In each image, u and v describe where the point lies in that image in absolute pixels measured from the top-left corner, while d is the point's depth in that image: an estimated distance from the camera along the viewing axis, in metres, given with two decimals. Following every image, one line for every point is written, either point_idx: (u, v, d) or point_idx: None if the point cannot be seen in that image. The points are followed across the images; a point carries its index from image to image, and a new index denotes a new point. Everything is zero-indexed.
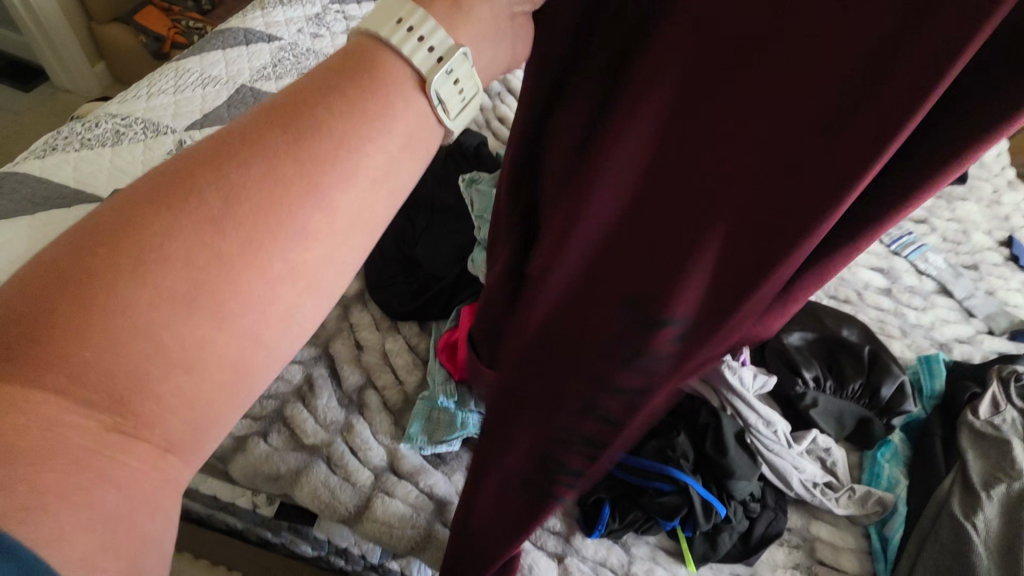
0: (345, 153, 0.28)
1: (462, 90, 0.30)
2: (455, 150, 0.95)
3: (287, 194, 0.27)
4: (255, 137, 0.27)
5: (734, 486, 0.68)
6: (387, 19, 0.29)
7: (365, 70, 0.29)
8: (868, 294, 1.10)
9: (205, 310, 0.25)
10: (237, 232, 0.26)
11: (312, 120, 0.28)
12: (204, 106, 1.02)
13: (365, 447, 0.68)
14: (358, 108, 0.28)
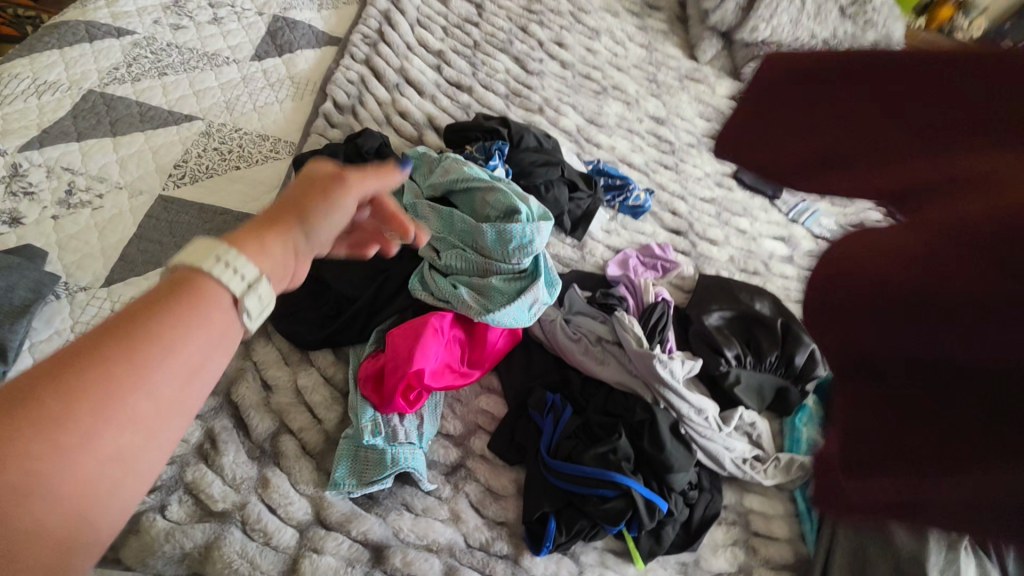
0: (164, 362, 0.28)
1: (265, 304, 0.34)
2: (354, 154, 0.87)
3: (91, 404, 0.25)
4: (82, 346, 0.27)
5: (673, 480, 0.69)
6: (206, 252, 0.33)
7: (178, 292, 0.31)
8: (774, 263, 1.15)
9: (12, 507, 0.23)
10: (32, 453, 0.24)
11: (127, 335, 0.28)
12: (42, 119, 0.86)
13: (285, 502, 0.62)
14: (185, 321, 0.30)
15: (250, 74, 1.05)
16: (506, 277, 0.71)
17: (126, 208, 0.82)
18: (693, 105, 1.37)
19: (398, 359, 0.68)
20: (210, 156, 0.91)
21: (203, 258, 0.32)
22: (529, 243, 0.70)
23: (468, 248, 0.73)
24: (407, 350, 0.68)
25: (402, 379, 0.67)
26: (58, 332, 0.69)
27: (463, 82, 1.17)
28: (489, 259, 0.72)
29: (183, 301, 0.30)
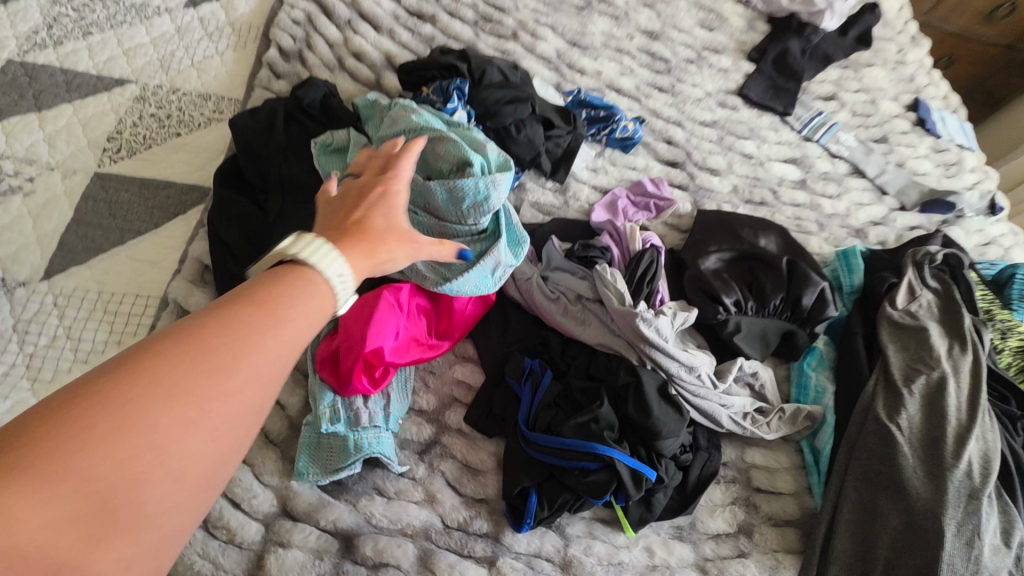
0: (278, 333, 0.36)
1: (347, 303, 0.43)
2: (297, 110, 0.78)
3: (241, 355, 0.34)
4: (247, 305, 0.37)
5: (662, 446, 0.63)
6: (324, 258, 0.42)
7: (307, 277, 0.41)
8: (784, 190, 1.04)
9: (184, 438, 0.31)
10: (197, 398, 0.32)
11: (267, 301, 0.37)
12: None
13: (249, 496, 0.59)
14: (309, 298, 0.40)
15: (185, 24, 0.94)
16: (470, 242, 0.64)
17: (60, 190, 0.76)
18: (692, 13, 1.22)
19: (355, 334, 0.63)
20: (146, 123, 0.83)
21: (317, 260, 0.41)
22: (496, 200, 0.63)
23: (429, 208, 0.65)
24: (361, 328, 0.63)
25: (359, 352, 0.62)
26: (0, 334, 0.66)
27: (425, 10, 1.04)
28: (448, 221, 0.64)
29: (298, 287, 0.39)
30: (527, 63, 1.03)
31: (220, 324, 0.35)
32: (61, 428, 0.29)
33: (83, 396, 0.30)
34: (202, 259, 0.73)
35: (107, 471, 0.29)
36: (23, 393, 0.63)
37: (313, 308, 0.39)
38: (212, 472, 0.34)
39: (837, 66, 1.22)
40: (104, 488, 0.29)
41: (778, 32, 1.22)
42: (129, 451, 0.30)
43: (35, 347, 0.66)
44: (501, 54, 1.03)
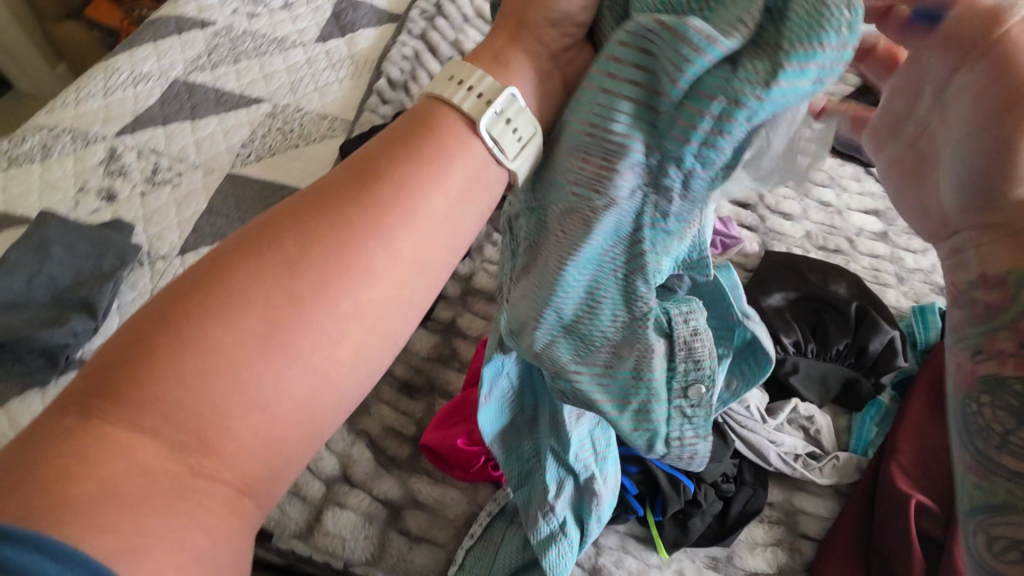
0: (403, 210, 0.35)
1: (517, 132, 0.38)
2: None
3: (340, 258, 0.34)
4: (333, 190, 0.36)
5: (704, 468, 0.66)
6: (447, 80, 0.38)
7: (426, 127, 0.37)
8: (862, 240, 1.01)
9: (277, 348, 0.32)
10: (279, 294, 0.33)
11: (365, 188, 0.35)
12: (136, 107, 0.97)
13: (316, 457, 0.67)
14: (417, 163, 0.36)
15: (314, 55, 1.11)
16: (593, 300, 0.39)
17: (200, 184, 0.91)
18: None
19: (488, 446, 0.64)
20: (273, 136, 0.98)
21: (447, 89, 0.38)
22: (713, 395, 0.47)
23: (663, 122, 0.35)
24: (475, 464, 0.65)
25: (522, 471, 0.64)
26: (139, 294, 0.79)
27: None
28: (610, 179, 0.36)
29: (420, 147, 0.36)
30: None
31: (287, 220, 0.35)
32: (133, 359, 0.31)
33: (176, 307, 0.32)
34: None
35: (191, 395, 0.31)
36: None
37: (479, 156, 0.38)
38: (327, 404, 0.34)
39: None
40: (183, 416, 0.31)
41: None
42: (277, 368, 0.32)
43: None
44: None
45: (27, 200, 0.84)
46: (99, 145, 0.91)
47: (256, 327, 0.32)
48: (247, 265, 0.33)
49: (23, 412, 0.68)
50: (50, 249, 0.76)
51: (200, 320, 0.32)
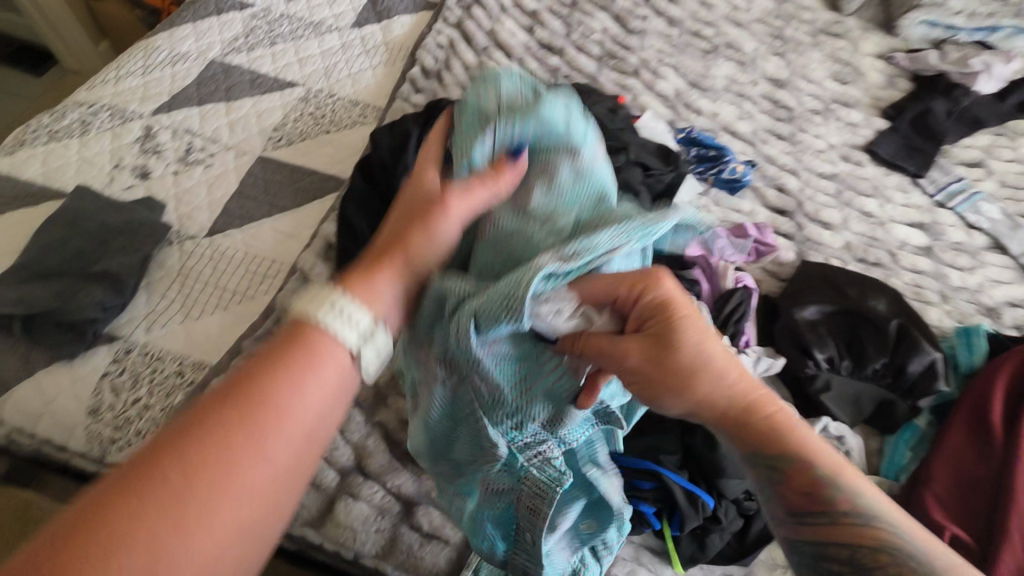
0: (294, 404, 0.39)
1: (376, 351, 0.43)
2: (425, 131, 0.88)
3: (238, 436, 0.37)
4: (208, 409, 0.38)
5: (725, 485, 0.63)
6: (322, 304, 0.43)
7: (291, 353, 0.41)
8: (904, 254, 0.97)
9: (175, 548, 0.33)
10: (184, 507, 0.34)
11: (256, 400, 0.38)
12: (173, 86, 0.98)
13: (331, 447, 0.67)
14: (295, 380, 0.40)
15: (349, 41, 1.10)
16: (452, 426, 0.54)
17: (232, 166, 0.91)
18: (825, 65, 1.22)
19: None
20: (305, 120, 0.98)
21: (321, 313, 0.42)
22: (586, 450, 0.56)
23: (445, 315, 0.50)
24: None
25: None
26: (167, 273, 0.79)
27: (555, 45, 1.13)
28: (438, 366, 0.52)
29: (296, 366, 0.40)
30: (645, 98, 1.06)
31: (173, 441, 0.36)
32: None
33: (68, 548, 0.31)
34: (328, 238, 0.84)
35: None
36: (175, 323, 0.75)
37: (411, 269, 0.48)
38: None
39: (988, 132, 1.13)
40: None
41: (919, 91, 1.16)
42: (223, 493, 0.35)
43: (191, 288, 0.78)
44: (620, 88, 1.08)
45: (63, 174, 0.85)
46: (135, 123, 0.92)
47: (196, 465, 0.35)
48: (145, 490, 0.34)
49: (53, 383, 0.69)
50: (83, 223, 0.77)
51: (155, 485, 0.34)
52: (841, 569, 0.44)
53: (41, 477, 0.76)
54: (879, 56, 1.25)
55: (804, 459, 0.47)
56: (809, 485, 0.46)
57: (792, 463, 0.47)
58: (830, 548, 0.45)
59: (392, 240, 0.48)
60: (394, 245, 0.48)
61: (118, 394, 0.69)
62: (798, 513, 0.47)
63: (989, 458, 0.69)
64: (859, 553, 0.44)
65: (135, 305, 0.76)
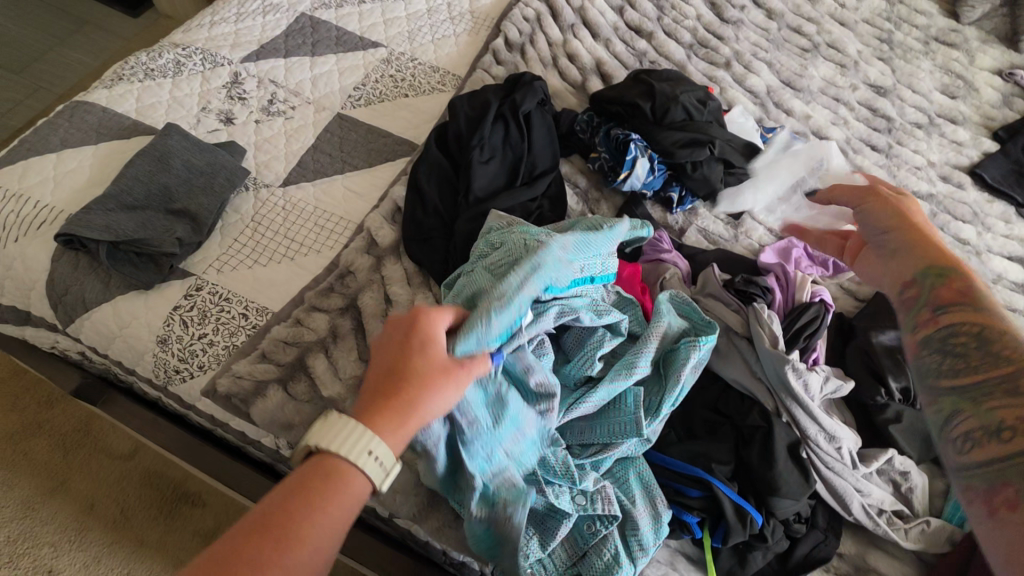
0: (316, 521, 0.43)
1: (379, 458, 0.46)
2: (504, 102, 0.86)
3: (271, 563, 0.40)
4: (241, 538, 0.41)
5: (777, 504, 0.60)
6: (326, 434, 0.46)
7: (312, 483, 0.45)
8: (999, 289, 0.89)
9: None
10: None
11: (282, 518, 0.42)
12: (263, 36, 1.00)
13: None
14: (319, 505, 0.43)
15: (435, 6, 1.09)
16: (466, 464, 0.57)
17: (310, 120, 0.92)
18: (934, 76, 1.13)
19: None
20: (386, 81, 0.98)
21: (338, 450, 0.46)
22: (601, 448, 0.61)
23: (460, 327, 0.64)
24: None
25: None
26: (241, 218, 0.81)
27: (643, 28, 1.09)
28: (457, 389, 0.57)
29: (321, 494, 0.44)
30: (733, 92, 1.01)
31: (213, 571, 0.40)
32: None
33: None
34: (396, 202, 0.83)
35: None
36: (243, 268, 0.77)
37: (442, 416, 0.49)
38: None
39: None
40: None
41: None
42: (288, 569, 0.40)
43: (261, 236, 0.80)
44: (708, 79, 1.03)
45: (155, 112, 0.88)
46: (225, 68, 0.94)
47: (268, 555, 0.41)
48: None
49: (129, 309, 0.73)
50: (169, 160, 0.80)
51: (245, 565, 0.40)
52: (977, 352, 0.46)
53: (107, 395, 0.81)
54: (996, 72, 1.14)
55: (963, 272, 0.53)
56: (950, 276, 0.53)
57: (947, 267, 0.53)
58: (959, 332, 0.48)
59: (406, 380, 0.48)
60: (417, 383, 0.48)
61: (186, 328, 0.72)
62: (946, 306, 0.51)
63: None
64: (999, 342, 0.46)
65: (209, 245, 0.78)
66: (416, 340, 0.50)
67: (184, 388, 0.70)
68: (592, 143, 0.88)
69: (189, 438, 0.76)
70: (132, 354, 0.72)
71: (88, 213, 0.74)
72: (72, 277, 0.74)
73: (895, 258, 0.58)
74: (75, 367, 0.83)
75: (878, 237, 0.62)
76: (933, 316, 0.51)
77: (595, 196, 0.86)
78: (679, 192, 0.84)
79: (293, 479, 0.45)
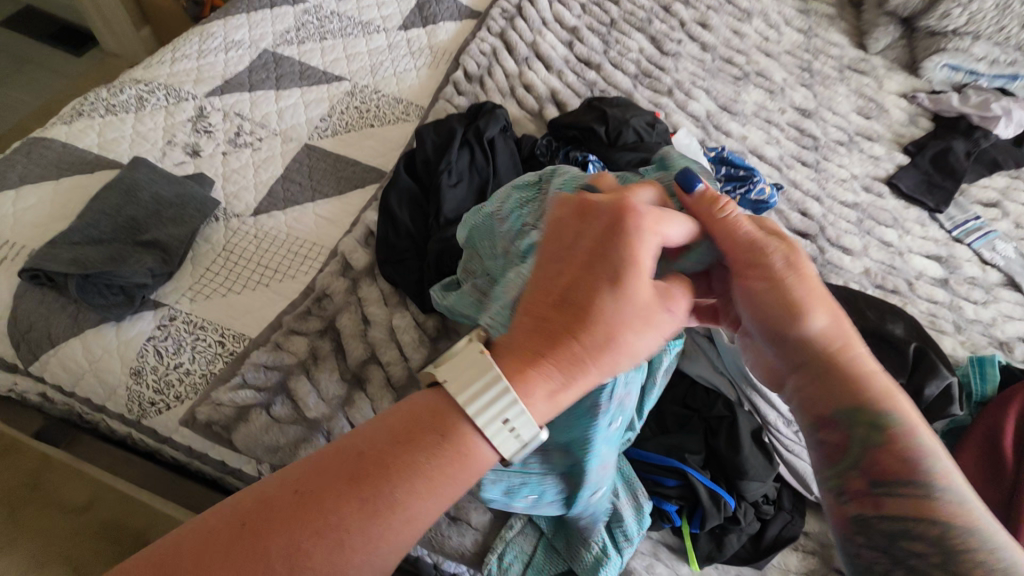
0: (439, 475, 0.40)
1: (517, 434, 0.41)
2: (468, 129, 0.91)
3: (388, 485, 0.39)
4: (374, 446, 0.41)
5: (745, 486, 0.64)
6: (466, 369, 0.42)
7: (447, 433, 0.41)
8: (921, 284, 1.00)
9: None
10: (333, 525, 0.38)
11: (415, 440, 0.41)
12: (226, 71, 1.01)
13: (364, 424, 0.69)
14: (445, 462, 0.40)
15: (396, 42, 1.14)
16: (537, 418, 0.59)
17: (278, 151, 0.94)
18: (850, 99, 1.26)
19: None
20: (350, 113, 1.01)
21: (480, 415, 0.41)
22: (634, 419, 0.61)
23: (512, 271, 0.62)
24: None
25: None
26: (213, 247, 0.82)
27: (592, 60, 1.17)
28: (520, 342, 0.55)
29: (448, 444, 0.41)
30: (677, 117, 1.10)
31: (343, 473, 0.40)
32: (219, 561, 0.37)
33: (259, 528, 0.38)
34: (369, 226, 0.85)
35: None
36: (217, 296, 0.77)
37: (619, 366, 0.44)
38: None
39: (1004, 174, 1.17)
40: None
41: (939, 131, 1.21)
42: (372, 536, 0.39)
43: (234, 264, 0.81)
44: (654, 105, 1.12)
45: (118, 146, 0.88)
46: (189, 103, 0.95)
47: (364, 504, 0.39)
48: (317, 503, 0.39)
49: (98, 343, 0.71)
50: (137, 193, 0.80)
51: (356, 499, 0.39)
52: (922, 546, 0.40)
53: (74, 436, 0.78)
54: (902, 95, 1.29)
55: (901, 421, 0.45)
56: (890, 430, 0.45)
57: (850, 404, 0.47)
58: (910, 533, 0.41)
59: (589, 314, 0.43)
60: (598, 321, 0.43)
61: (161, 359, 0.71)
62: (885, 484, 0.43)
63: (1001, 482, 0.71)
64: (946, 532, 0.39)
65: (180, 275, 0.78)
66: (622, 256, 0.44)
67: (161, 420, 0.69)
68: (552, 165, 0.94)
69: (164, 472, 0.75)
70: (103, 389, 0.70)
71: (53, 248, 0.73)
72: (37, 314, 0.72)
73: (814, 381, 0.49)
74: (36, 409, 0.80)
75: (806, 368, 0.49)
76: (868, 501, 0.43)
77: None
78: None
79: (420, 413, 0.42)
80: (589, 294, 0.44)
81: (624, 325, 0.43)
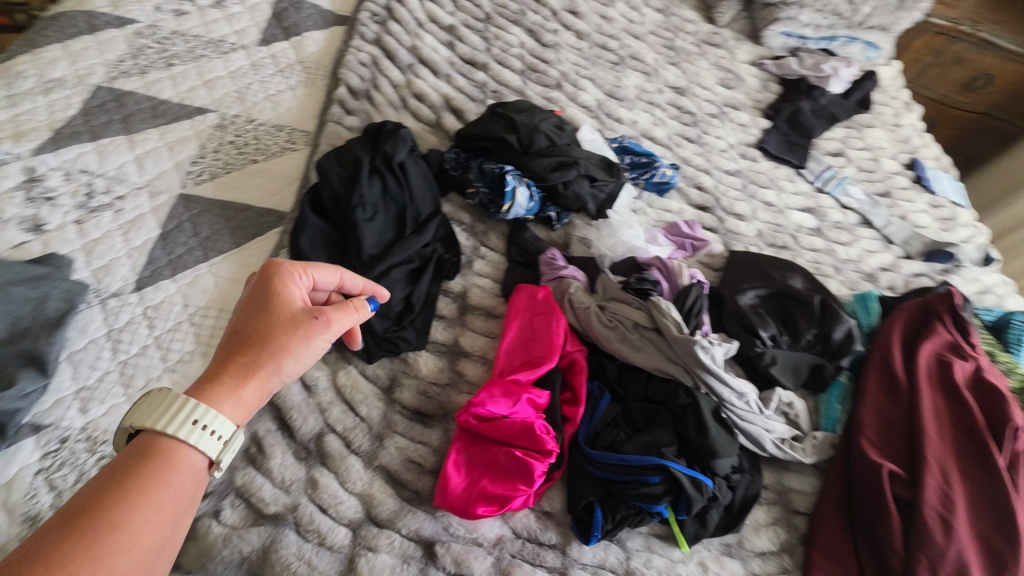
0: (175, 477, 0.47)
1: (216, 433, 0.49)
2: (374, 158, 0.84)
3: (121, 492, 0.44)
4: (108, 476, 0.45)
5: (718, 464, 0.68)
6: (162, 403, 0.49)
7: (164, 449, 0.48)
8: (802, 236, 1.12)
9: None
10: (76, 542, 0.40)
11: (141, 461, 0.47)
12: (52, 119, 0.85)
13: (335, 502, 0.63)
14: (171, 467, 0.47)
15: (259, 60, 1.01)
16: None
17: (147, 209, 0.80)
18: (712, 73, 1.36)
19: (492, 474, 0.66)
20: (226, 150, 0.88)
21: (180, 418, 0.48)
22: None
23: None
24: (460, 488, 0.65)
25: (524, 495, 0.65)
26: (93, 340, 0.69)
27: (477, 59, 1.14)
28: None
29: (169, 457, 0.47)
30: (571, 110, 1.12)
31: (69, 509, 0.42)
32: None
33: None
34: None
35: None
36: (116, 398, 0.65)
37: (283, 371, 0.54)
38: None
39: (841, 126, 1.31)
40: None
41: (789, 92, 1.34)
42: (107, 560, 0.40)
43: (127, 354, 0.68)
44: (547, 101, 1.13)
45: None
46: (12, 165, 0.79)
47: (97, 519, 0.42)
48: (50, 535, 0.40)
49: None
50: None
51: (90, 517, 0.42)
52: None
53: None
54: (753, 62, 1.41)
55: None
56: None
57: None
58: None
59: (248, 339, 0.55)
60: (266, 328, 0.55)
61: (59, 492, 0.58)
62: None
63: (900, 394, 0.82)
64: None
65: (59, 384, 0.65)
66: (267, 292, 0.58)
67: None
68: (466, 179, 0.91)
69: None
70: None
71: None
72: None
73: None
74: None
75: None
76: None
77: (482, 229, 0.91)
78: (556, 210, 0.92)
79: (130, 455, 0.47)
80: (243, 327, 0.56)
81: (274, 342, 0.54)
